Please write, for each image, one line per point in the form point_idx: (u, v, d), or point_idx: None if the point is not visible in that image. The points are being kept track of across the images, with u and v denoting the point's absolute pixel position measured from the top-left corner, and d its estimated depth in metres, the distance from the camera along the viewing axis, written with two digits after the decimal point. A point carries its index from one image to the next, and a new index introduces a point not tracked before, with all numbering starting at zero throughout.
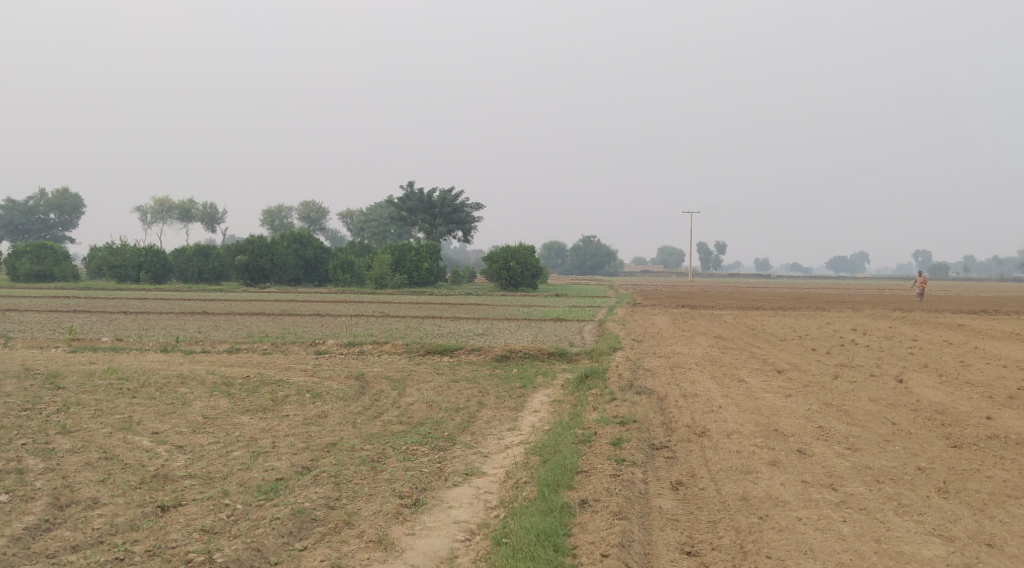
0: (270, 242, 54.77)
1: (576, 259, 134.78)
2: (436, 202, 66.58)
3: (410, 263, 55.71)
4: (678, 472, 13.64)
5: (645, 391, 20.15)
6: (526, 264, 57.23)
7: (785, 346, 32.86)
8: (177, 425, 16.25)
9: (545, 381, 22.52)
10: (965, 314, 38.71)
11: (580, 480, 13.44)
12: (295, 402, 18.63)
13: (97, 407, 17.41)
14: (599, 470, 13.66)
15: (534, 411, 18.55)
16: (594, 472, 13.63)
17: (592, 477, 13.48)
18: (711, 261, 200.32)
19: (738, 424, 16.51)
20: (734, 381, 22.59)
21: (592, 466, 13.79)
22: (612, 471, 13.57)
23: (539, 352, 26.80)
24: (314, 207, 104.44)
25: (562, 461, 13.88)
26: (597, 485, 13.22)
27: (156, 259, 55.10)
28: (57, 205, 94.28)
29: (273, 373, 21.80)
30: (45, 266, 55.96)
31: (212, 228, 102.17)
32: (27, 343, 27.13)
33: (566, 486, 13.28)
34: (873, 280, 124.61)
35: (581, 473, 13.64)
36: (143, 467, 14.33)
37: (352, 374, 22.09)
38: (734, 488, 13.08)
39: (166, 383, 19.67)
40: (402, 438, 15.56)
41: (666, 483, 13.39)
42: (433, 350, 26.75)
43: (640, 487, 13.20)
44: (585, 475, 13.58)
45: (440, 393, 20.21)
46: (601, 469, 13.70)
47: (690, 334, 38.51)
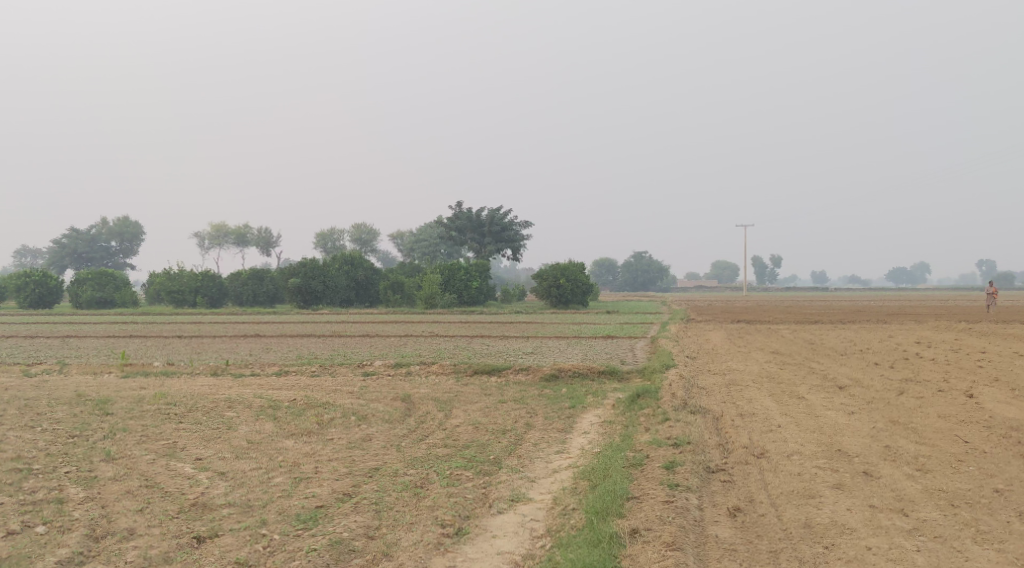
0: (322, 264, 54.81)
1: (628, 276, 133.71)
2: (485, 221, 66.23)
3: (459, 283, 55.36)
4: (736, 497, 12.88)
5: (700, 410, 19.39)
6: (576, 281, 56.53)
7: (846, 361, 31.74)
8: (220, 450, 15.84)
9: (596, 401, 21.85)
10: None
11: (631, 507, 12.74)
12: (340, 426, 18.19)
13: (143, 432, 17.12)
14: (651, 495, 12.96)
15: (584, 433, 17.89)
16: (646, 498, 12.92)
17: (643, 504, 12.78)
18: (766, 275, 197.67)
19: (798, 444, 15.73)
20: (794, 399, 21.72)
21: (644, 492, 13.08)
22: (665, 497, 12.85)
23: (590, 370, 26.10)
24: (366, 228, 104.94)
25: (612, 487, 13.20)
26: (649, 513, 12.52)
27: (211, 283, 55.44)
28: (118, 233, 95.69)
29: (320, 395, 21.42)
30: (106, 292, 56.55)
31: (267, 252, 102.97)
32: (81, 369, 27.13)
33: (617, 513, 12.60)
34: (934, 291, 121.65)
35: (632, 499, 12.94)
36: (182, 496, 13.94)
37: (399, 395, 21.59)
38: (796, 514, 12.30)
39: (213, 407, 19.34)
40: (447, 463, 15.01)
41: (723, 509, 12.64)
42: (481, 370, 26.21)
43: (695, 514, 12.47)
44: (636, 502, 12.88)
45: (487, 415, 19.64)
46: (654, 495, 13.00)
47: (746, 350, 37.55)
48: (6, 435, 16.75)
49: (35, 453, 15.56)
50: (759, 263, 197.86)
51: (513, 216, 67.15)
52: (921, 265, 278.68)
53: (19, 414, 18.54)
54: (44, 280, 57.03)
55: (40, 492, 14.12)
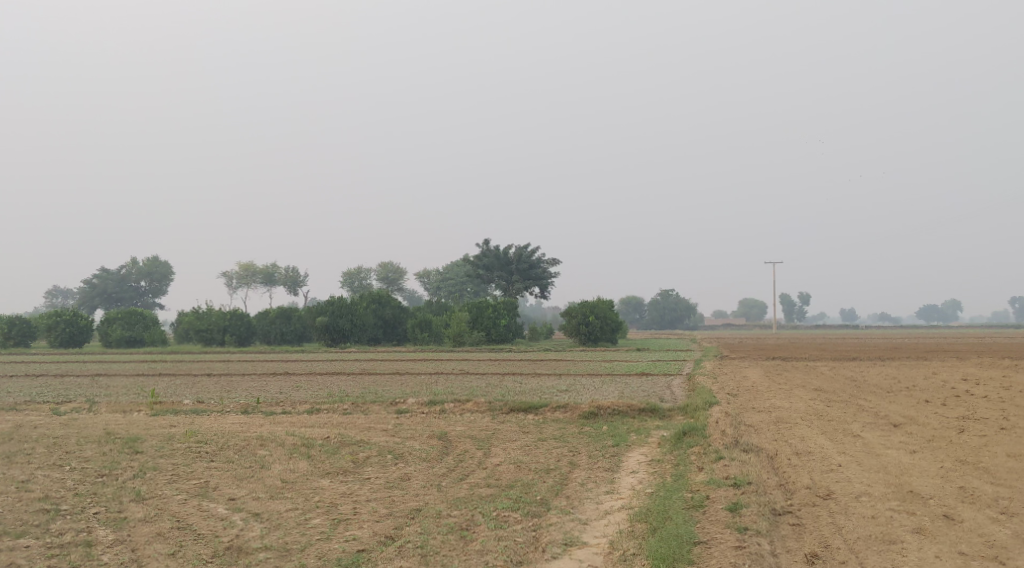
0: (350, 302, 54.29)
1: (656, 313, 132.54)
2: (513, 258, 65.60)
3: (488, 320, 54.58)
4: (810, 542, 11.98)
5: (753, 448, 18.48)
6: (605, 318, 55.60)
7: (896, 399, 30.66)
8: (254, 490, 15.05)
9: (639, 440, 20.94)
10: None
11: (699, 553, 11.85)
12: (377, 464, 17.42)
13: (174, 471, 16.41)
14: (721, 540, 12.07)
15: (632, 472, 17.02)
16: (714, 543, 12.03)
17: (713, 550, 11.87)
18: (795, 312, 195.95)
19: (866, 485, 14.80)
20: (848, 437, 20.75)
21: (711, 537, 12.19)
22: (736, 542, 11.96)
23: (630, 409, 25.15)
24: (392, 267, 104.63)
25: (676, 531, 12.30)
26: (719, 560, 11.64)
27: (241, 322, 54.98)
28: (148, 272, 95.82)
29: (354, 433, 20.66)
30: (136, 332, 56.17)
31: (294, 291, 102.73)
32: (111, 408, 26.45)
33: (683, 559, 11.73)
34: (969, 329, 119.58)
35: (699, 544, 12.06)
36: (217, 539, 13.17)
37: (434, 434, 20.78)
38: (879, 562, 11.40)
39: (245, 445, 18.64)
40: (493, 503, 14.17)
41: (798, 556, 11.74)
42: (517, 408, 25.34)
43: (770, 561, 11.58)
44: (704, 547, 11.99)
45: (528, 454, 18.79)
46: (722, 540, 12.08)
47: (787, 387, 36.53)
48: (34, 474, 16.09)
49: (64, 494, 14.87)
50: (787, 301, 195.99)
51: (541, 254, 66.43)
52: (952, 303, 275.24)
53: (47, 452, 17.92)
54: (75, 319, 56.75)
55: (67, 534, 13.41)
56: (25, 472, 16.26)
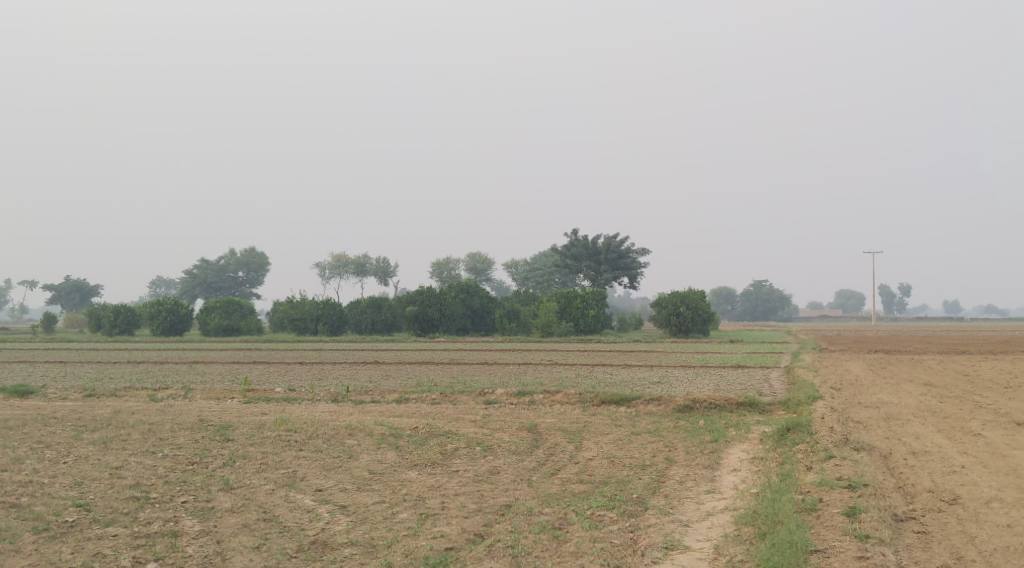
0: (439, 292, 54.06)
1: (748, 305, 129.89)
2: (602, 248, 64.56)
3: (577, 310, 53.73)
4: (940, 553, 10.94)
5: (864, 447, 17.32)
6: (697, 309, 54.21)
7: (1012, 395, 28.95)
8: (342, 481, 14.54)
9: (739, 435, 19.87)
10: None
11: (817, 561, 10.87)
12: (466, 457, 16.79)
13: (262, 460, 16.04)
14: (841, 549, 11.07)
15: (733, 470, 16.03)
16: (834, 552, 11.05)
17: (833, 560, 10.90)
18: (894, 304, 190.14)
19: (995, 490, 13.63)
20: (967, 436, 19.45)
21: (829, 545, 11.22)
22: (859, 552, 10.96)
23: (727, 402, 24.03)
24: (481, 258, 104.62)
25: (789, 537, 11.34)
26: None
27: (333, 311, 55.19)
28: (245, 263, 97.55)
29: (442, 424, 20.09)
30: (233, 320, 56.90)
31: (385, 282, 103.43)
32: (204, 394, 26.41)
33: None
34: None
35: (815, 552, 11.10)
36: (302, 532, 12.69)
37: (524, 426, 20.06)
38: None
39: (333, 435, 18.23)
40: (587, 501, 13.38)
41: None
42: (609, 400, 24.49)
43: None
44: (821, 556, 11.02)
45: (622, 448, 17.94)
46: (843, 548, 11.10)
47: (894, 381, 34.83)
48: (126, 461, 15.89)
49: (153, 481, 14.58)
50: (885, 293, 190.38)
51: (631, 243, 65.21)
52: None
53: (140, 439, 17.78)
54: (175, 308, 57.77)
55: (154, 524, 13.07)
56: (117, 458, 16.08)
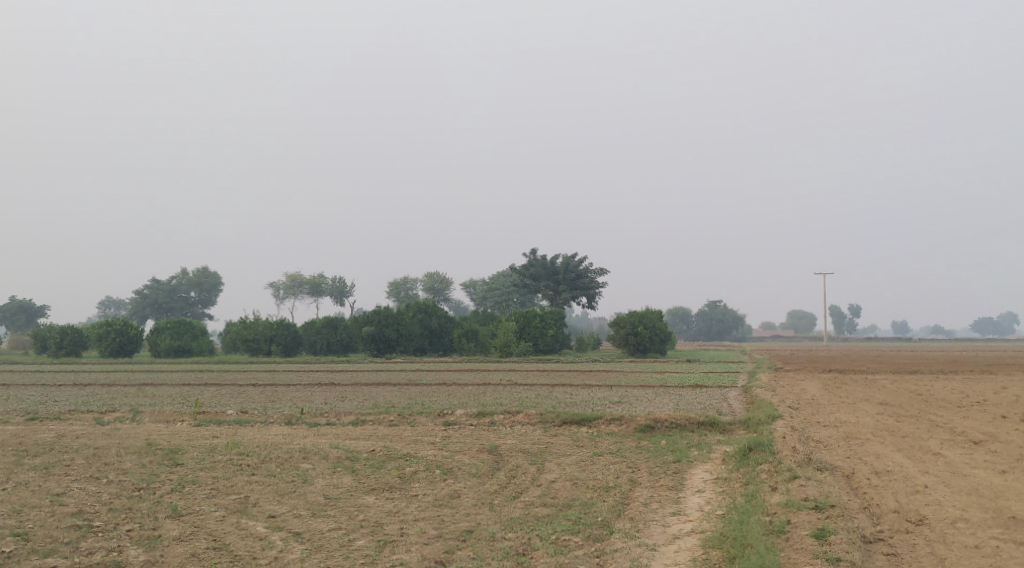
0: (396, 312, 53.55)
1: (703, 325, 130.71)
2: (560, 268, 64.48)
3: (534, 330, 53.49)
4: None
5: (827, 466, 17.22)
6: (654, 329, 54.24)
7: (967, 414, 29.19)
8: (296, 507, 14.08)
9: (701, 455, 19.69)
10: None
11: None
12: (425, 480, 16.40)
13: (213, 486, 15.51)
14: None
15: (697, 491, 15.81)
16: None
17: None
18: (845, 324, 192.73)
19: (960, 510, 13.56)
20: (928, 455, 19.47)
21: None
22: None
23: (688, 422, 23.86)
24: (438, 277, 104.16)
25: (759, 562, 11.12)
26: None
27: (288, 332, 54.37)
28: (197, 283, 96.08)
29: (401, 446, 19.67)
30: (184, 341, 55.83)
31: (341, 301, 102.49)
32: (154, 418, 25.69)
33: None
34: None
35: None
36: (254, 561, 12.22)
37: (484, 447, 19.70)
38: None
39: (287, 458, 17.73)
40: (551, 525, 13.05)
41: None
42: (570, 421, 24.20)
43: None
44: None
45: (584, 470, 17.64)
46: None
47: (850, 400, 34.99)
48: (69, 487, 15.28)
49: (97, 508, 14.00)
50: (836, 313, 192.83)
51: (588, 263, 65.22)
52: (1007, 317, 269.04)
53: (84, 464, 17.15)
54: (124, 329, 56.58)
55: (97, 554, 12.51)
56: (58, 485, 15.45)
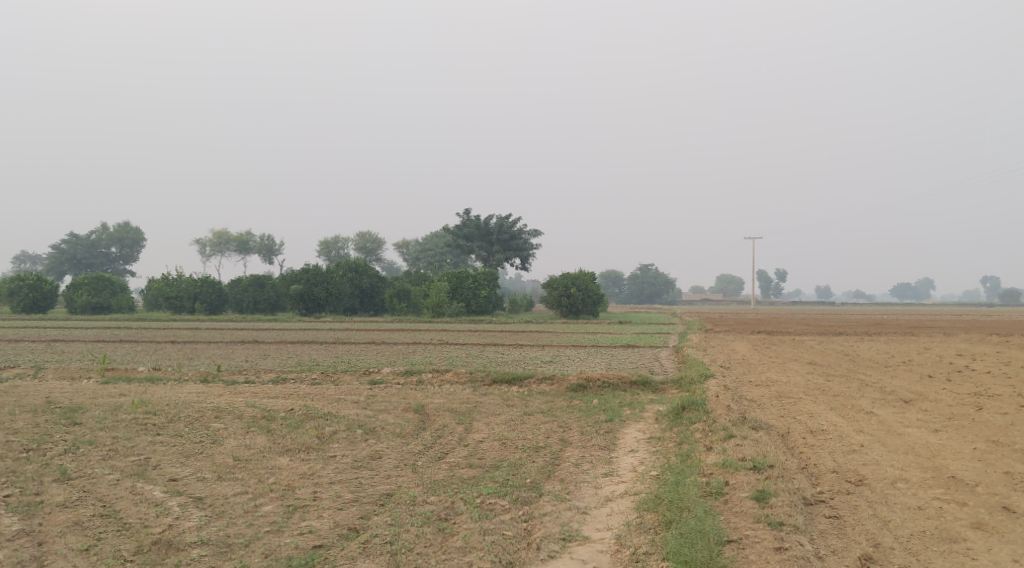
0: (325, 270, 52.14)
1: (635, 288, 131.09)
2: (494, 229, 63.44)
3: (468, 291, 52.47)
4: (857, 542, 10.29)
5: (763, 425, 16.71)
6: (587, 291, 53.64)
7: (897, 374, 29.20)
8: (200, 469, 13.06)
9: (633, 414, 19.12)
10: None
11: (731, 556, 10.10)
12: (344, 441, 15.49)
13: (111, 447, 14.39)
14: (758, 540, 10.27)
15: (631, 451, 15.17)
16: (750, 543, 10.27)
17: (751, 552, 10.12)
18: (772, 289, 195.53)
19: (900, 470, 13.11)
20: (861, 415, 19.17)
21: (742, 533, 10.44)
22: (776, 542, 10.20)
23: (621, 381, 23.28)
24: (370, 237, 102.36)
25: (700, 527, 10.52)
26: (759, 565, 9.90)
27: (212, 290, 52.68)
28: (118, 238, 93.05)
29: (321, 405, 18.66)
30: (102, 298, 53.71)
31: (269, 260, 100.29)
32: (58, 374, 24.33)
33: (711, 562, 10.00)
34: (954, 306, 118.91)
35: (729, 544, 10.29)
36: (144, 530, 11.22)
37: (410, 406, 18.84)
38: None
39: (198, 417, 16.63)
40: (477, 487, 12.25)
41: (848, 557, 10.09)
42: (501, 380, 23.48)
43: None
44: (737, 547, 10.25)
45: (514, 429, 16.90)
46: (759, 538, 10.32)
47: (782, 361, 34.81)
48: None
49: None
50: (763, 277, 195.70)
51: (522, 224, 64.31)
52: (924, 282, 276.13)
53: None
54: (38, 284, 54.21)
55: None
56: None
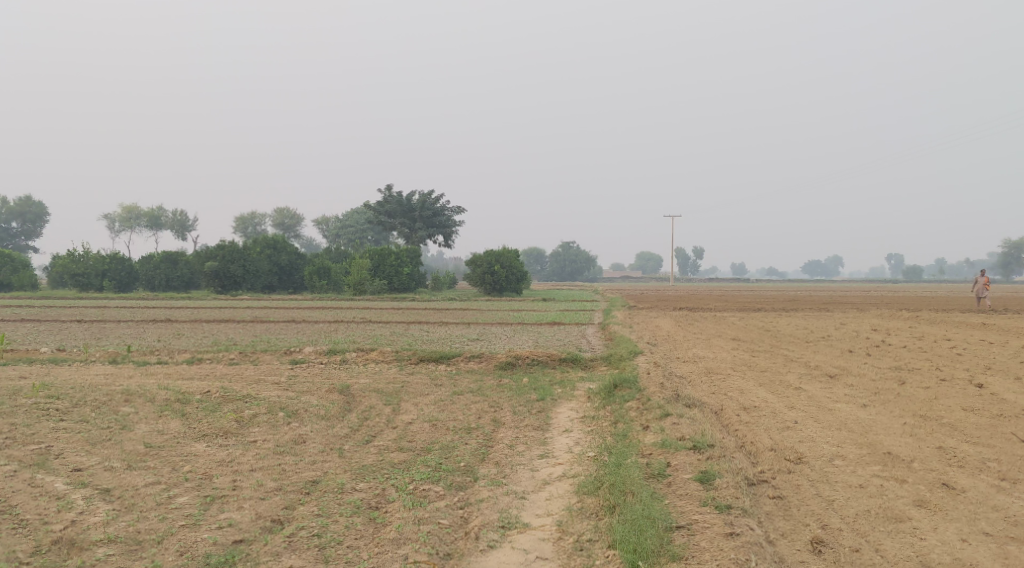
0: (242, 247, 50.72)
1: (556, 265, 131.23)
2: (416, 205, 62.57)
3: (390, 268, 51.64)
4: (805, 524, 10.10)
5: (696, 403, 16.47)
6: (511, 268, 53.24)
7: (820, 349, 29.43)
8: (109, 458, 12.27)
9: (564, 393, 18.75)
10: (992, 319, 35.72)
11: (677, 543, 9.81)
12: (265, 424, 14.78)
13: (9, 435, 13.47)
14: (707, 525, 10.01)
15: (565, 431, 14.78)
16: (696, 528, 10.00)
17: (698, 538, 9.84)
18: (690, 265, 198.14)
19: (836, 447, 12.90)
20: (791, 391, 19.10)
21: (687, 520, 10.14)
22: (724, 528, 9.94)
23: (549, 358, 22.95)
24: (288, 213, 100.42)
25: (645, 512, 10.21)
26: (711, 552, 9.64)
27: (121, 266, 50.85)
28: (20, 213, 89.55)
29: (240, 387, 17.87)
30: (3, 275, 51.39)
31: (182, 236, 97.71)
32: None
33: (661, 550, 9.71)
34: (864, 283, 121.79)
35: (677, 530, 10.03)
36: (45, 527, 10.43)
37: (335, 387, 18.16)
38: (897, 549, 9.68)
39: (106, 401, 15.73)
40: (408, 473, 11.73)
41: (796, 541, 9.89)
42: (427, 358, 22.92)
43: (770, 553, 9.66)
44: (684, 533, 9.97)
45: (443, 410, 16.38)
46: (705, 524, 10.04)
47: (706, 337, 34.89)
48: None
49: None
50: (681, 255, 198.08)
51: (445, 201, 63.59)
52: (836, 259, 282.95)
53: None
54: None
55: None
56: None
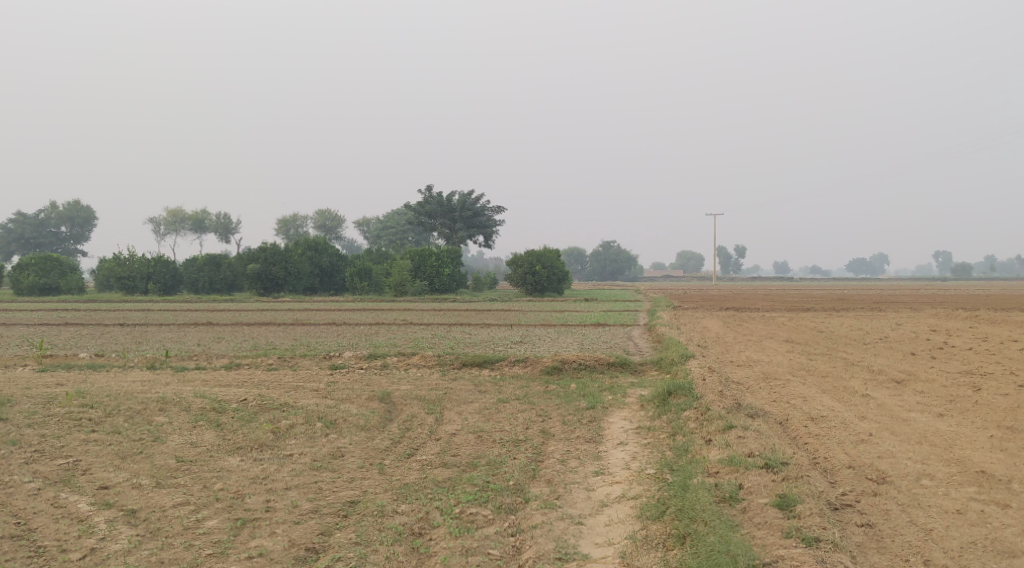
0: (283, 249, 50.20)
1: (597, 265, 129.72)
2: (456, 206, 61.76)
3: (431, 269, 50.82)
4: (900, 560, 9.03)
5: (759, 413, 15.36)
6: (552, 268, 52.20)
7: (879, 351, 28.02)
8: (137, 474, 11.46)
9: (616, 400, 17.71)
10: None
11: None
12: (302, 436, 13.93)
13: (37, 449, 12.72)
14: (791, 563, 8.98)
15: (620, 444, 13.75)
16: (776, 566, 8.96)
17: None
18: (732, 264, 195.56)
19: (921, 464, 11.75)
20: (858, 398, 17.86)
21: (764, 556, 9.10)
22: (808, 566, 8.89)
23: (598, 363, 21.88)
24: (330, 215, 100.02)
25: (720, 547, 9.17)
26: None
27: (166, 269, 50.57)
28: (68, 217, 90.17)
29: (278, 395, 17.04)
30: (51, 279, 51.26)
31: (226, 238, 97.79)
32: None
33: None
34: (911, 281, 118.79)
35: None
36: (62, 556, 9.63)
37: (375, 395, 17.29)
38: None
39: (140, 411, 14.97)
40: (454, 493, 10.79)
41: None
42: (470, 362, 22.00)
43: None
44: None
45: (488, 420, 15.41)
46: (786, 561, 9.01)
47: (757, 339, 33.52)
48: None
49: None
50: (722, 254, 195.60)
51: (486, 201, 62.72)
52: (881, 258, 278.02)
53: None
54: None
55: None
56: None
